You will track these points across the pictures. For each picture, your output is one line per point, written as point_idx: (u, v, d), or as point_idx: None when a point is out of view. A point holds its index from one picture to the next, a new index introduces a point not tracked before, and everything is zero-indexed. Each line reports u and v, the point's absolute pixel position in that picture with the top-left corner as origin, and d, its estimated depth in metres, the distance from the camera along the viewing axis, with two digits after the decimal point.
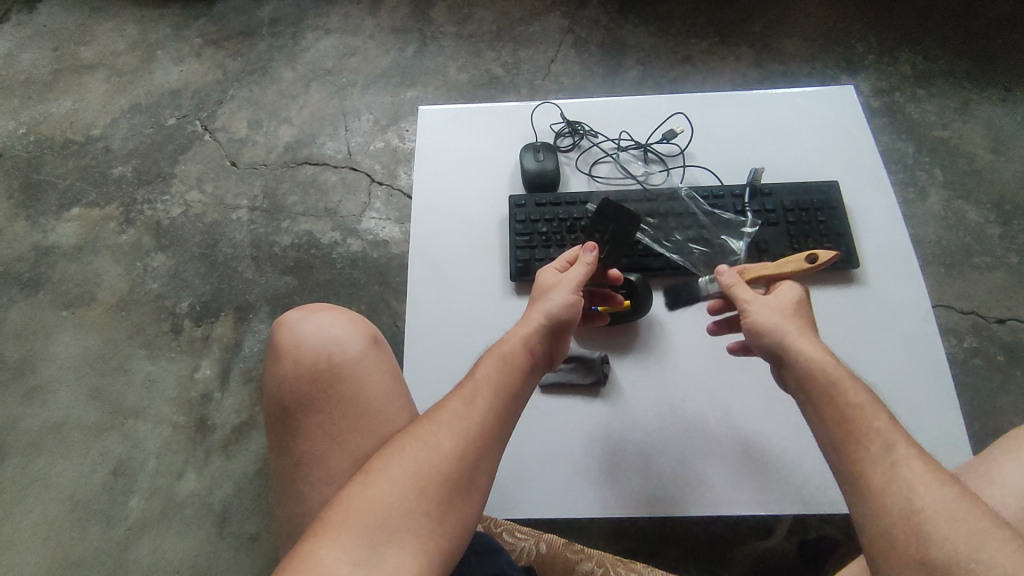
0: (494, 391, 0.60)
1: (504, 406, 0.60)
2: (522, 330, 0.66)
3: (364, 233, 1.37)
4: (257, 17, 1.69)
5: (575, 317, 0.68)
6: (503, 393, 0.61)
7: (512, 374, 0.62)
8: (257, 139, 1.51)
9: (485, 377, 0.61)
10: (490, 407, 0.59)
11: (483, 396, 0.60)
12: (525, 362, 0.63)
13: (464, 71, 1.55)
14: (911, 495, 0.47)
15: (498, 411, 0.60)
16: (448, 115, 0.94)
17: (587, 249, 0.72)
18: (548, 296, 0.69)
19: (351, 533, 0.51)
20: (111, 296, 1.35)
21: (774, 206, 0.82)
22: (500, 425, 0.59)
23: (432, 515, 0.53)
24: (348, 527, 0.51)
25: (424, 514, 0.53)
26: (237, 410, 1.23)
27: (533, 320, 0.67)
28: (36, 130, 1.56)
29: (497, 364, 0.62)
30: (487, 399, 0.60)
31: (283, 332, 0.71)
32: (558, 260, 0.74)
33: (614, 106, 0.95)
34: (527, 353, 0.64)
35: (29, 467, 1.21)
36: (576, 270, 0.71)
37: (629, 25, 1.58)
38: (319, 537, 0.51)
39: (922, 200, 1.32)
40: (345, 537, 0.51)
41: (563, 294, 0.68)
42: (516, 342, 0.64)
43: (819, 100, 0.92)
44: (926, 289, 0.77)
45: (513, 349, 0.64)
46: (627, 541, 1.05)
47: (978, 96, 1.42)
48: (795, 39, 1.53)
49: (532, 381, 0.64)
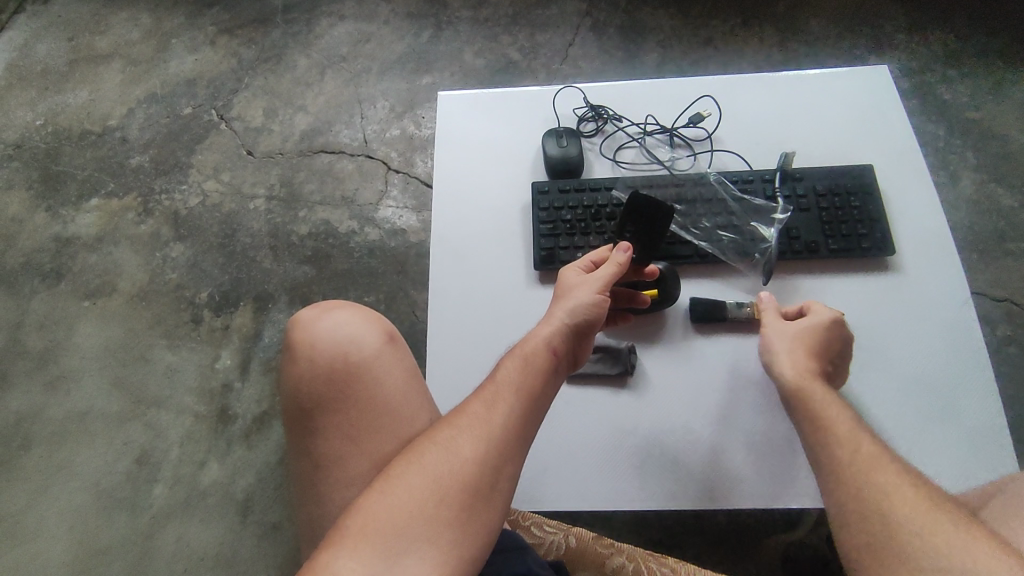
0: (515, 394, 0.59)
1: (525, 410, 0.59)
2: (541, 329, 0.65)
3: (381, 222, 1.36)
4: (271, 4, 1.67)
5: (599, 317, 0.67)
6: (523, 396, 0.59)
7: (532, 375, 0.61)
8: (273, 128, 1.50)
9: (505, 380, 0.61)
10: (511, 410, 0.58)
11: (504, 398, 0.59)
12: (545, 364, 0.62)
13: (480, 56, 1.53)
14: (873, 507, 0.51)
15: (519, 414, 0.58)
16: (468, 101, 0.92)
17: (621, 250, 0.70)
18: (569, 296, 0.68)
19: (371, 542, 0.50)
20: (131, 287, 1.36)
21: (806, 191, 0.80)
22: (522, 429, 0.58)
23: (454, 522, 0.52)
24: (367, 536, 0.51)
25: (445, 521, 0.52)
26: (258, 400, 1.23)
27: (553, 320, 0.66)
28: (54, 121, 1.56)
29: (518, 366, 0.62)
30: (508, 402, 0.59)
31: (299, 332, 0.71)
32: (583, 259, 0.73)
33: (638, 89, 0.92)
34: (547, 353, 0.63)
35: (54, 456, 1.22)
36: (604, 271, 0.69)
37: (650, 6, 1.55)
38: (338, 546, 0.50)
39: (953, 184, 1.28)
40: (365, 546, 0.50)
41: (589, 294, 0.67)
42: (538, 341, 0.63)
43: (852, 81, 0.88)
44: (965, 276, 0.75)
45: (533, 350, 0.63)
46: (649, 533, 1.04)
47: (1013, 75, 1.37)
48: (820, 19, 1.48)
49: (554, 381, 0.63)
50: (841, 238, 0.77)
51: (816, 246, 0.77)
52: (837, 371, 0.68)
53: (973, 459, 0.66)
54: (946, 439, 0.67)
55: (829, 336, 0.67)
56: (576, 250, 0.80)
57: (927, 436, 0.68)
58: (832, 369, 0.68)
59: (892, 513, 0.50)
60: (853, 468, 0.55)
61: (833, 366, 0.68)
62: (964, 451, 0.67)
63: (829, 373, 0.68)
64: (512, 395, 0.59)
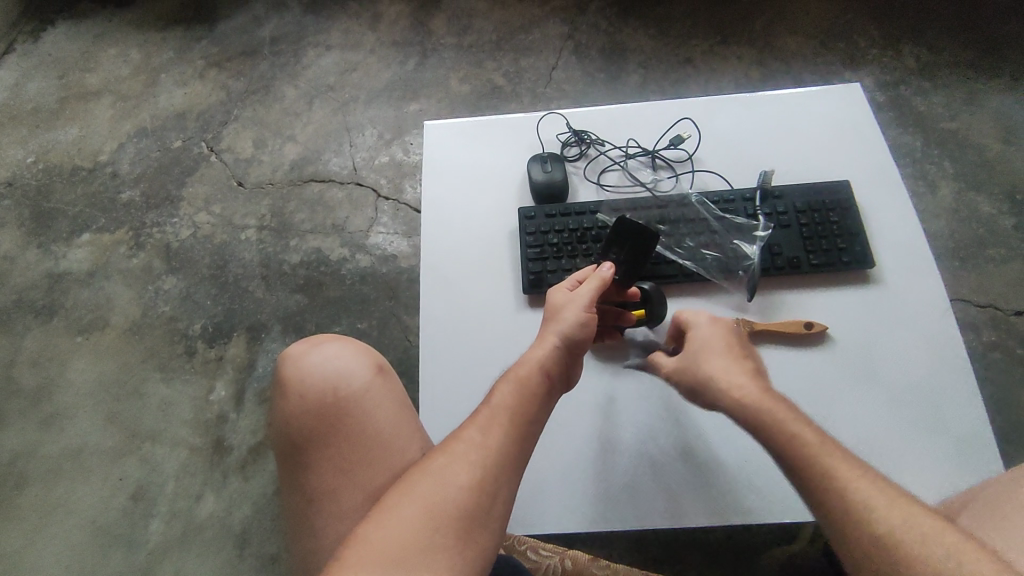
0: (508, 419, 0.60)
1: (520, 433, 0.60)
2: (533, 352, 0.66)
3: (372, 248, 1.37)
4: (258, 37, 1.70)
5: (589, 336, 0.68)
6: (517, 419, 0.61)
7: (526, 398, 0.62)
8: (263, 158, 1.51)
9: (500, 403, 0.62)
10: (505, 434, 0.59)
11: (498, 424, 0.60)
12: (539, 388, 0.63)
13: (466, 82, 1.56)
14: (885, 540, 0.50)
15: (514, 438, 0.59)
16: (454, 130, 0.94)
17: (607, 266, 0.72)
18: (560, 317, 0.68)
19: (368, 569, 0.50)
20: (124, 321, 1.36)
21: (786, 208, 0.82)
22: (516, 452, 0.59)
23: (451, 548, 0.53)
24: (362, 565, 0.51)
25: (442, 547, 0.52)
26: (253, 430, 1.23)
27: (545, 343, 0.66)
28: (45, 159, 1.57)
29: (511, 390, 0.63)
30: (501, 427, 0.60)
31: (289, 367, 0.71)
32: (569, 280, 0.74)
33: (619, 113, 0.94)
34: (540, 376, 0.64)
35: (49, 494, 1.22)
36: (590, 285, 0.71)
37: (630, 28, 1.58)
38: None
39: (932, 193, 1.31)
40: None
41: (577, 314, 0.68)
42: (530, 365, 0.64)
43: (826, 99, 0.91)
44: (944, 287, 0.77)
45: (527, 373, 0.63)
46: (647, 552, 1.04)
47: (985, 85, 1.40)
48: (796, 36, 1.52)
49: (547, 405, 0.64)
50: (822, 254, 0.79)
51: (798, 262, 0.78)
52: (753, 360, 0.68)
53: (959, 468, 0.68)
54: (933, 448, 0.69)
55: (716, 331, 0.70)
56: (563, 273, 0.81)
57: (916, 446, 0.69)
58: (753, 363, 0.67)
59: (886, 508, 0.52)
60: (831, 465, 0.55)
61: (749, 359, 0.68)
62: (950, 460, 0.68)
63: (754, 369, 0.66)
64: (506, 420, 0.60)
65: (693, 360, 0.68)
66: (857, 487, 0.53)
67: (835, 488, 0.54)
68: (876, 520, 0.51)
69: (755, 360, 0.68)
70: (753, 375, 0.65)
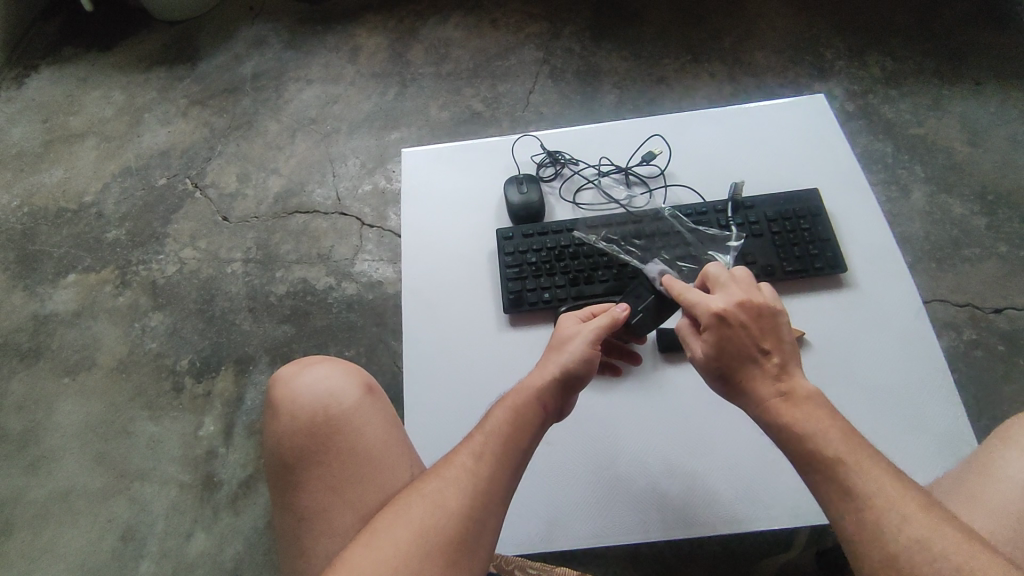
0: (502, 444, 0.60)
1: (513, 462, 0.60)
2: (531, 379, 0.65)
3: (358, 276, 1.38)
4: (240, 73, 1.73)
5: (590, 370, 0.67)
6: (510, 447, 0.60)
7: (520, 426, 0.61)
8: (247, 192, 1.53)
9: (495, 428, 0.61)
10: (498, 461, 0.59)
11: (492, 449, 0.60)
12: (534, 418, 0.62)
13: (445, 109, 1.58)
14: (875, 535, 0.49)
15: (506, 466, 0.59)
16: (432, 155, 0.96)
17: (620, 306, 0.71)
18: (564, 346, 0.67)
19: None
20: (111, 359, 1.35)
21: (758, 218, 0.83)
22: (507, 481, 0.59)
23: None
24: None
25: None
26: (243, 464, 1.22)
27: (544, 370, 0.65)
28: (29, 202, 1.58)
29: (507, 415, 0.62)
30: (496, 452, 0.60)
31: (280, 388, 0.72)
32: (582, 310, 0.73)
33: (592, 133, 0.97)
34: (536, 406, 0.63)
35: (36, 539, 1.20)
36: (599, 320, 0.69)
37: (603, 51, 1.62)
38: None
39: (906, 197, 1.33)
40: None
41: (581, 345, 0.66)
42: (527, 391, 0.63)
43: (791, 111, 0.93)
44: (916, 287, 0.78)
45: (524, 400, 0.63)
46: (644, 567, 1.03)
47: (950, 91, 1.44)
48: (765, 51, 1.56)
49: (541, 432, 0.64)
50: (795, 260, 0.80)
51: (772, 269, 0.80)
52: (782, 354, 0.60)
53: (940, 466, 0.68)
54: (917, 446, 0.69)
55: (739, 335, 0.60)
56: (542, 291, 0.82)
57: (900, 446, 0.70)
58: (777, 358, 0.59)
59: (909, 517, 0.49)
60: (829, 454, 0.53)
61: (775, 355, 0.60)
62: (931, 457, 0.69)
63: (777, 367, 0.59)
64: (500, 446, 0.60)
65: (717, 359, 0.61)
66: (879, 497, 0.50)
67: (853, 500, 0.51)
68: (898, 532, 0.49)
69: (786, 351, 0.60)
70: (776, 377, 0.59)
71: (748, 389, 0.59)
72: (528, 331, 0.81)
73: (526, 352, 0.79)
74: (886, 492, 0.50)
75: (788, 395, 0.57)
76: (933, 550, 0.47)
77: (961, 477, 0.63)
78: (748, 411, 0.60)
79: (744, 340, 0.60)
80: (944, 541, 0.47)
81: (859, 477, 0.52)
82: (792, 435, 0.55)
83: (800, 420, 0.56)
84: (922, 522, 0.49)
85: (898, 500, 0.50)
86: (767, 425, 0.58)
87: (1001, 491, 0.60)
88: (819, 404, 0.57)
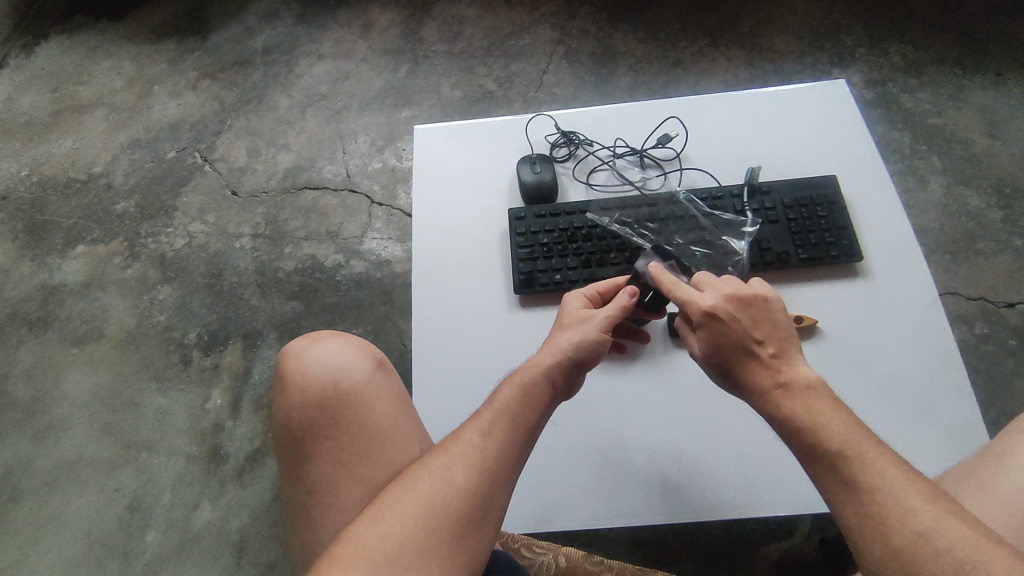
0: (510, 422, 0.60)
1: (520, 440, 0.59)
2: (540, 356, 0.63)
3: (367, 254, 1.38)
4: (251, 47, 1.71)
5: (603, 349, 0.65)
6: (515, 425, 0.59)
7: (528, 406, 0.60)
8: (256, 167, 1.52)
9: (503, 407, 0.61)
10: (504, 440, 0.59)
11: (499, 427, 0.59)
12: (543, 396, 0.61)
13: (457, 88, 1.57)
14: (878, 527, 0.49)
15: (513, 443, 0.59)
16: (444, 132, 0.95)
17: (627, 293, 0.67)
18: (569, 329, 0.66)
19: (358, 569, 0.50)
20: (119, 331, 1.36)
21: (774, 204, 0.82)
22: (514, 460, 0.59)
23: (444, 554, 0.53)
24: (356, 563, 0.51)
25: (434, 552, 0.53)
26: (249, 438, 1.23)
27: (552, 350, 0.64)
28: (39, 172, 1.58)
29: (515, 393, 0.61)
30: (503, 431, 0.59)
31: (290, 362, 0.72)
32: (590, 290, 0.72)
33: (607, 114, 0.95)
34: (545, 383, 0.62)
35: (45, 506, 1.21)
36: (608, 310, 0.66)
37: (619, 32, 1.59)
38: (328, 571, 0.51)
39: (922, 188, 1.32)
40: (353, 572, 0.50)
41: (593, 332, 0.64)
42: (535, 369, 0.62)
43: (811, 96, 0.92)
44: (932, 278, 0.77)
45: (531, 379, 0.62)
46: (645, 549, 1.05)
47: (971, 81, 1.42)
48: (783, 36, 1.53)
49: (550, 409, 0.63)
50: (810, 248, 0.79)
51: (787, 256, 0.79)
52: (775, 343, 0.59)
53: (948, 459, 0.68)
54: (926, 439, 0.69)
55: (732, 330, 0.60)
56: (553, 272, 0.81)
57: (908, 438, 0.69)
58: (771, 348, 0.59)
59: (913, 509, 0.48)
60: (834, 440, 0.53)
61: (768, 344, 0.59)
62: (937, 448, 0.68)
63: (773, 357, 0.59)
64: (508, 425, 0.59)
65: (723, 352, 0.60)
66: (882, 489, 0.50)
67: (856, 492, 0.51)
68: (900, 523, 0.48)
69: (779, 340, 0.60)
70: (773, 368, 0.58)
71: (747, 382, 0.59)
72: (538, 312, 0.80)
73: (535, 333, 0.79)
74: (890, 482, 0.50)
75: (788, 386, 0.57)
76: (937, 543, 0.46)
77: (973, 464, 0.62)
78: (750, 404, 0.60)
79: (739, 337, 0.60)
80: (949, 533, 0.47)
81: (863, 468, 0.51)
82: (797, 429, 0.55)
83: (802, 409, 0.55)
84: (925, 514, 0.48)
85: (902, 493, 0.49)
86: (770, 416, 0.58)
87: (1014, 482, 0.59)
88: (821, 394, 0.56)
